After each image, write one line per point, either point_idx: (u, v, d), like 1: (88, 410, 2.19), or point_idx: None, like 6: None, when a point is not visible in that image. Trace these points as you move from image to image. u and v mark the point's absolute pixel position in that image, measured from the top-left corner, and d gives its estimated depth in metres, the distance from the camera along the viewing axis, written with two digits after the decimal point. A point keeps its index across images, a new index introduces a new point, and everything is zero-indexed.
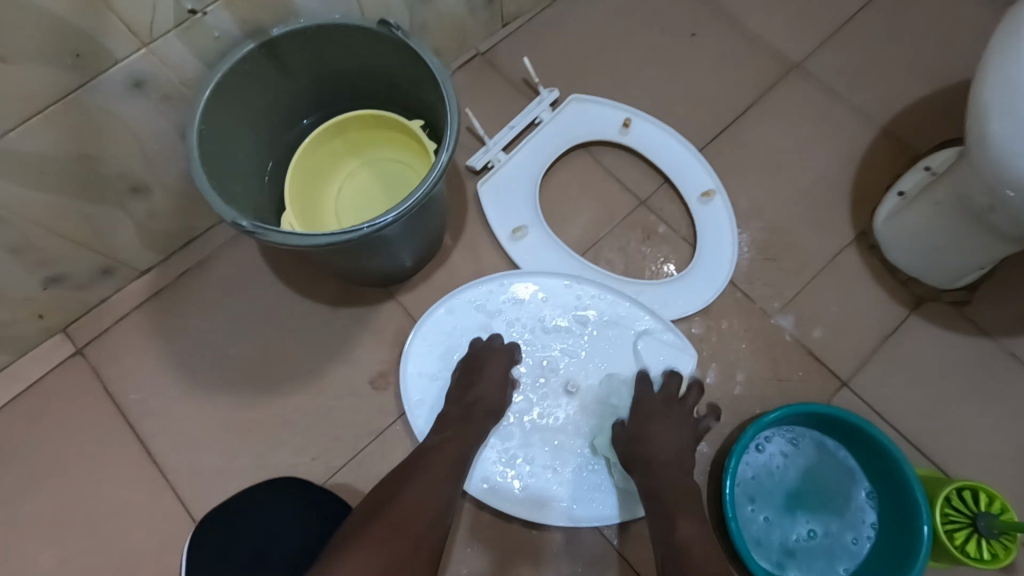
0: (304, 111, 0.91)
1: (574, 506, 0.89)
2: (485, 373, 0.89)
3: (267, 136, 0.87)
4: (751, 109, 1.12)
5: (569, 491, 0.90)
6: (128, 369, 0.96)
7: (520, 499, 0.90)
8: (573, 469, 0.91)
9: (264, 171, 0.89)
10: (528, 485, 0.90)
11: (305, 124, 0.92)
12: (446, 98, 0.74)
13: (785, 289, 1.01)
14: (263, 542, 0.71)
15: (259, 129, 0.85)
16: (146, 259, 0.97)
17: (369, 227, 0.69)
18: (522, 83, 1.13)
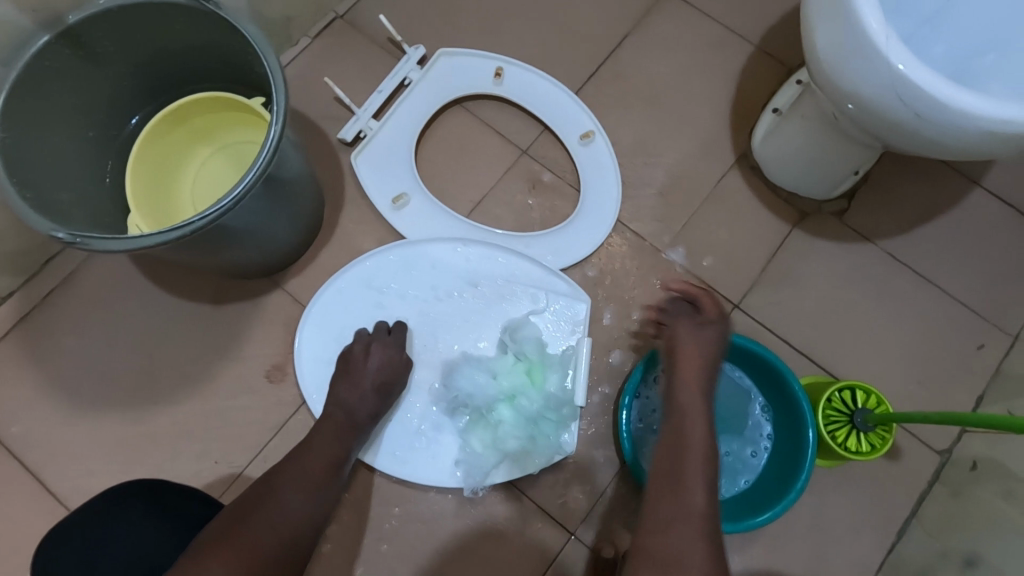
0: (132, 107, 0.84)
1: (520, 459, 0.87)
2: (367, 363, 0.85)
3: (94, 135, 0.81)
4: (626, 41, 1.10)
5: (513, 447, 0.87)
6: (5, 401, 0.92)
7: (468, 469, 0.87)
8: (504, 423, 0.87)
9: (104, 172, 0.82)
10: (471, 454, 0.88)
11: (136, 123, 0.86)
12: (269, 68, 0.69)
13: (674, 221, 1.01)
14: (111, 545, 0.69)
15: (80, 128, 0.78)
16: (3, 283, 0.92)
17: (200, 221, 0.65)
18: (386, 42, 1.07)
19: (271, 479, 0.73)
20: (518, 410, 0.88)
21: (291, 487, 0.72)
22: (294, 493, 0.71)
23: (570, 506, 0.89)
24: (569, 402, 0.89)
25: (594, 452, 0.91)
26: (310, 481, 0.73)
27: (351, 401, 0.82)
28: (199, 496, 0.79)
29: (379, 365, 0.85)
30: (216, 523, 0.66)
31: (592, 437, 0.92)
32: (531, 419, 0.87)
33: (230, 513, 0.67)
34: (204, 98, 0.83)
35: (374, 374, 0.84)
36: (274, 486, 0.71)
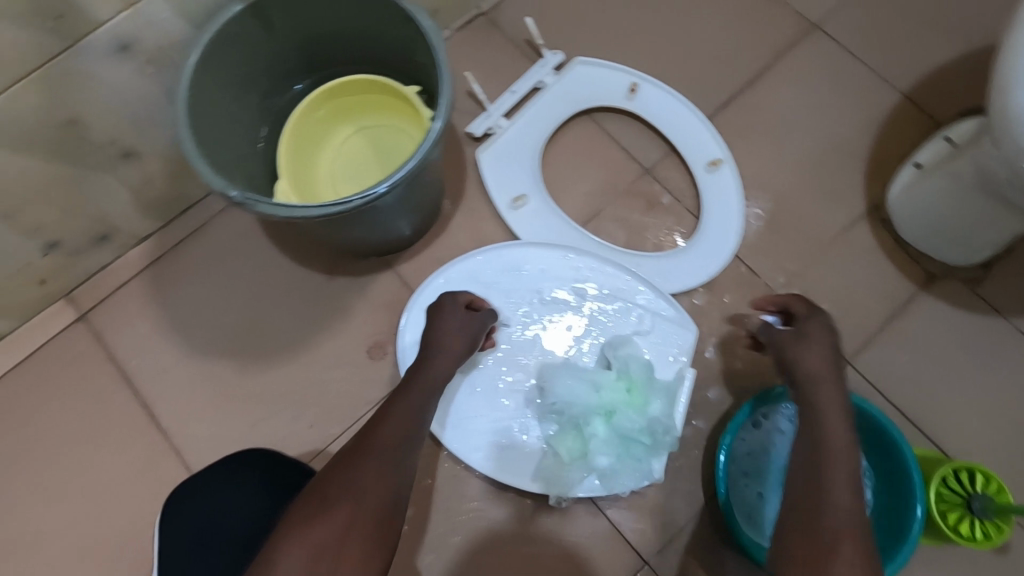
0: (295, 76, 0.87)
1: (602, 478, 0.86)
2: (443, 330, 0.80)
3: (258, 100, 0.84)
4: (765, 72, 1.07)
5: (598, 465, 0.86)
6: (130, 334, 0.98)
7: (546, 477, 0.87)
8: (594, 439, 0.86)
9: (259, 137, 0.86)
10: (552, 462, 0.87)
11: (298, 90, 0.89)
12: (440, 64, 0.71)
13: (790, 262, 0.98)
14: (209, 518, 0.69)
15: (249, 92, 0.82)
16: (143, 225, 0.98)
17: (359, 199, 0.68)
18: (524, 44, 1.08)
19: (349, 453, 0.61)
20: (614, 428, 0.86)
21: (371, 460, 0.60)
22: (376, 466, 0.60)
23: (650, 534, 0.88)
24: (670, 425, 0.85)
25: (678, 484, 0.90)
26: (395, 455, 0.62)
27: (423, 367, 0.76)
28: (301, 467, 0.82)
29: (453, 329, 0.81)
30: (293, 507, 0.56)
31: (679, 468, 0.90)
32: (621, 441, 0.86)
33: (336, 467, 0.59)
34: (359, 78, 0.86)
35: (452, 334, 0.80)
36: (353, 458, 0.60)
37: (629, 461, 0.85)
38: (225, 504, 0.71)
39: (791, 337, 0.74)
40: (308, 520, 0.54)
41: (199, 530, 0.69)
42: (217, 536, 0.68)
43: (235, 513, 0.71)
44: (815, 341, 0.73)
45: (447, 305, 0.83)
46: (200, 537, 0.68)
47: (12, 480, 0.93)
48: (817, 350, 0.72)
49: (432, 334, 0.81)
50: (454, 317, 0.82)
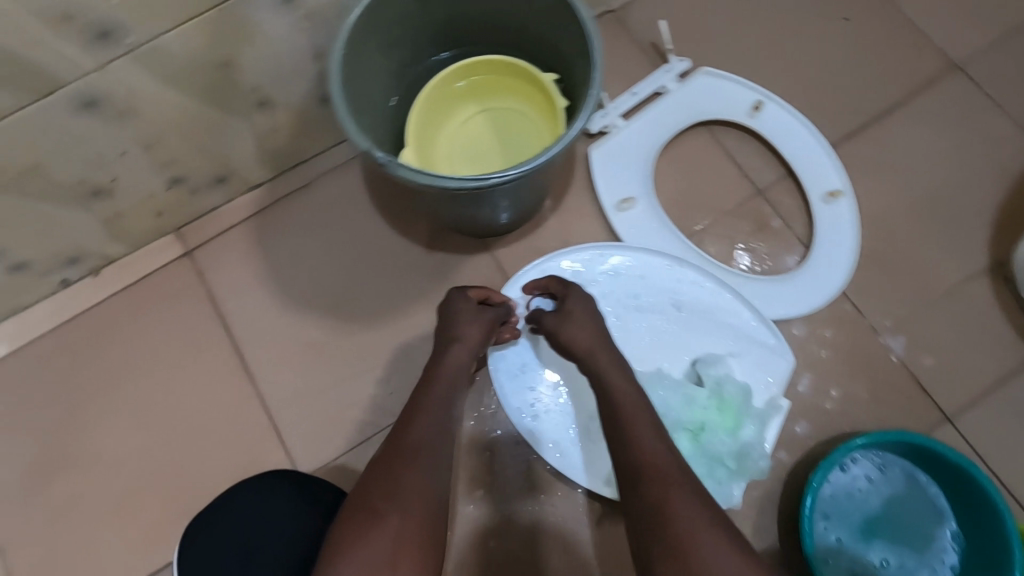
0: (442, 44, 0.88)
1: None
2: (462, 332, 0.76)
3: (400, 64, 0.86)
4: (897, 108, 1.03)
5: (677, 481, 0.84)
6: (230, 277, 1.01)
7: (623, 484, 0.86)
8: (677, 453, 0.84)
9: (390, 102, 0.87)
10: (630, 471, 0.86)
11: (441, 59, 0.90)
12: (595, 56, 0.71)
13: (899, 307, 0.94)
14: (250, 533, 0.70)
15: (394, 56, 0.83)
16: (258, 173, 1.01)
17: (498, 178, 0.69)
18: (650, 47, 1.07)
19: (385, 459, 0.60)
20: (701, 446, 0.84)
21: (408, 466, 0.59)
22: (413, 472, 0.59)
23: None
24: (763, 454, 0.84)
25: (753, 516, 0.87)
26: (432, 458, 0.61)
27: (441, 360, 0.73)
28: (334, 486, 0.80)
29: (465, 319, 0.77)
30: (338, 523, 0.56)
31: (756, 500, 0.87)
32: (705, 460, 0.84)
33: (369, 481, 0.58)
34: (497, 59, 0.86)
35: (476, 323, 0.78)
36: (389, 465, 0.59)
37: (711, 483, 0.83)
38: (269, 516, 0.71)
39: (559, 317, 0.77)
40: (355, 536, 0.53)
41: (238, 546, 0.69)
42: (256, 554, 0.69)
43: (272, 529, 0.70)
44: (572, 319, 0.76)
45: (463, 304, 0.79)
46: (241, 554, 0.69)
47: (106, 397, 0.98)
48: (603, 320, 0.77)
49: (443, 330, 0.77)
50: (468, 310, 0.78)
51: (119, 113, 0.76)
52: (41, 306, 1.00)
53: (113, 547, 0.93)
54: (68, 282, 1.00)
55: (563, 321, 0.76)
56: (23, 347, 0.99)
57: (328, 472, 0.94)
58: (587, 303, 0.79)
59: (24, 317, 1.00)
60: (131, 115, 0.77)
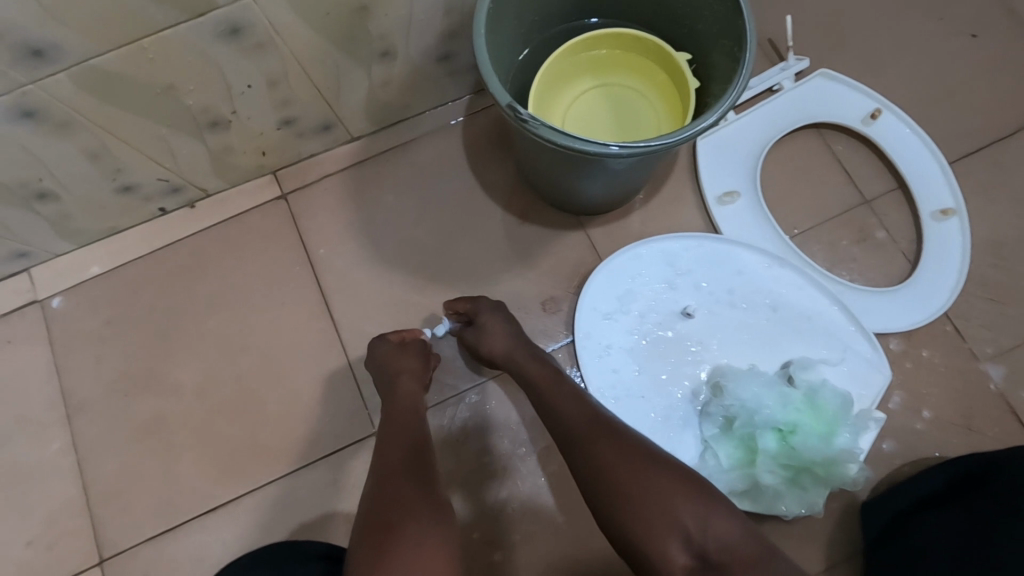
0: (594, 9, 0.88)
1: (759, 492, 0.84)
2: (394, 368, 0.85)
3: (540, 22, 0.86)
4: (1019, 132, 1.00)
5: (758, 480, 0.83)
6: (322, 224, 1.02)
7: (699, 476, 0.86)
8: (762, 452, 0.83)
9: (519, 58, 0.88)
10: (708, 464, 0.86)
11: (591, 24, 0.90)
12: (748, 37, 0.70)
13: (1002, 335, 0.91)
14: None
15: (537, 13, 0.84)
16: (361, 125, 1.01)
17: (621, 148, 0.67)
18: (767, 43, 1.04)
19: (379, 478, 0.66)
20: (789, 448, 0.83)
21: (399, 481, 0.65)
22: (400, 485, 0.64)
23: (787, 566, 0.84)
24: (857, 464, 0.83)
25: (829, 527, 0.85)
26: (419, 467, 0.67)
27: (397, 392, 0.82)
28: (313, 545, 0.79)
29: (401, 356, 0.87)
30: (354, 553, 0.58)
31: (834, 511, 0.86)
32: (789, 463, 0.83)
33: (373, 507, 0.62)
34: (635, 34, 0.85)
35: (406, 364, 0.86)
36: (386, 484, 0.64)
37: (793, 487, 0.83)
38: None
39: (476, 338, 0.86)
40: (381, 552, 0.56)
41: None
42: None
43: None
44: (494, 333, 0.84)
45: (380, 346, 0.89)
46: None
47: (190, 326, 0.99)
48: (492, 338, 0.84)
49: (379, 376, 0.87)
50: (397, 352, 0.88)
51: (257, 45, 0.76)
52: (138, 231, 1.02)
53: (184, 473, 0.94)
54: (164, 211, 1.02)
55: (483, 341, 0.85)
56: (116, 268, 1.01)
57: None
58: (499, 316, 0.87)
59: (121, 239, 1.02)
60: (268, 48, 0.77)
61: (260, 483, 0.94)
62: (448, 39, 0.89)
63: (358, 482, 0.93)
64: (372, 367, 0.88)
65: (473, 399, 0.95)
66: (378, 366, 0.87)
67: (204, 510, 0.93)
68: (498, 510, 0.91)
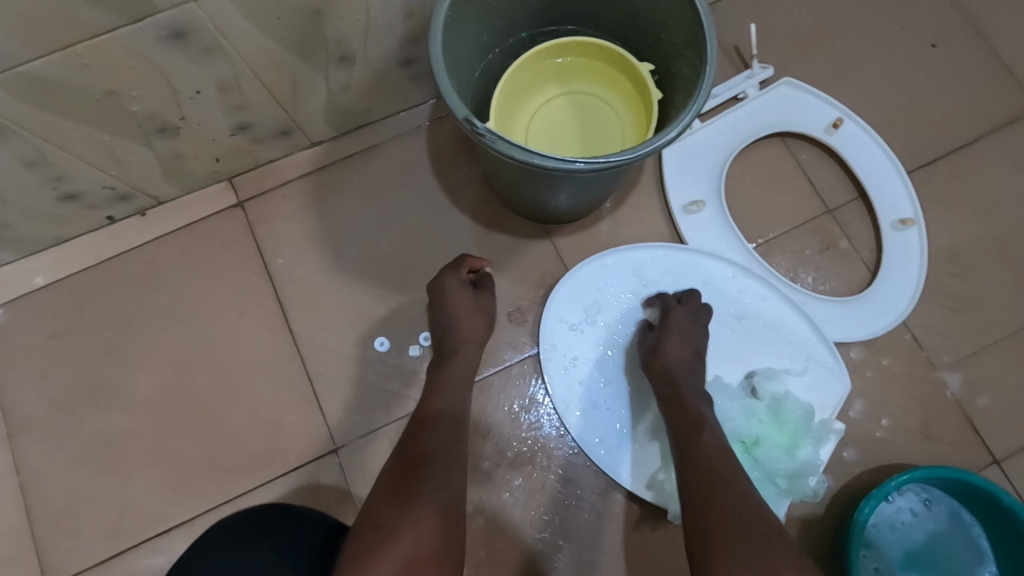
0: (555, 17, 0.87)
1: None
2: (466, 321, 0.83)
3: (501, 29, 0.84)
4: (976, 142, 1.01)
5: None
6: (281, 233, 0.99)
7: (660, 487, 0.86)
8: None
9: (481, 65, 0.86)
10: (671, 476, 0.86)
11: (552, 31, 0.89)
12: (707, 51, 0.69)
13: (960, 343, 0.93)
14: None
15: (499, 19, 0.82)
16: (323, 130, 0.98)
17: (582, 164, 0.66)
18: (732, 51, 1.04)
19: (400, 466, 0.64)
20: (753, 459, 0.84)
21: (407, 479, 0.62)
22: (424, 480, 0.62)
23: None
24: (818, 477, 0.83)
25: (792, 536, 0.86)
26: (441, 464, 0.64)
27: (456, 357, 0.80)
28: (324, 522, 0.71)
29: (471, 315, 0.84)
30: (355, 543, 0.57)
31: (796, 520, 0.86)
32: (751, 475, 0.83)
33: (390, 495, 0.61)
34: (598, 43, 0.84)
35: (477, 315, 0.84)
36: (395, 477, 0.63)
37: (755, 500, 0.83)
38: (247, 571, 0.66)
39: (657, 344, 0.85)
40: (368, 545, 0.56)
41: None
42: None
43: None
44: (674, 352, 0.83)
45: (450, 281, 0.86)
46: None
47: (141, 340, 0.95)
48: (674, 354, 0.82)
49: (443, 312, 0.85)
50: (463, 295, 0.85)
51: (205, 50, 0.73)
52: (85, 240, 0.97)
53: (137, 494, 0.90)
54: (114, 219, 0.97)
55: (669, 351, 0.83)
56: (62, 279, 0.96)
57: (363, 443, 0.92)
58: (687, 333, 0.85)
59: (66, 248, 0.97)
60: (216, 53, 0.74)
61: (217, 503, 0.90)
62: (409, 44, 0.87)
63: (320, 499, 0.91)
64: (440, 299, 0.85)
65: None
66: (446, 302, 0.84)
67: (158, 531, 0.89)
68: (464, 526, 0.88)
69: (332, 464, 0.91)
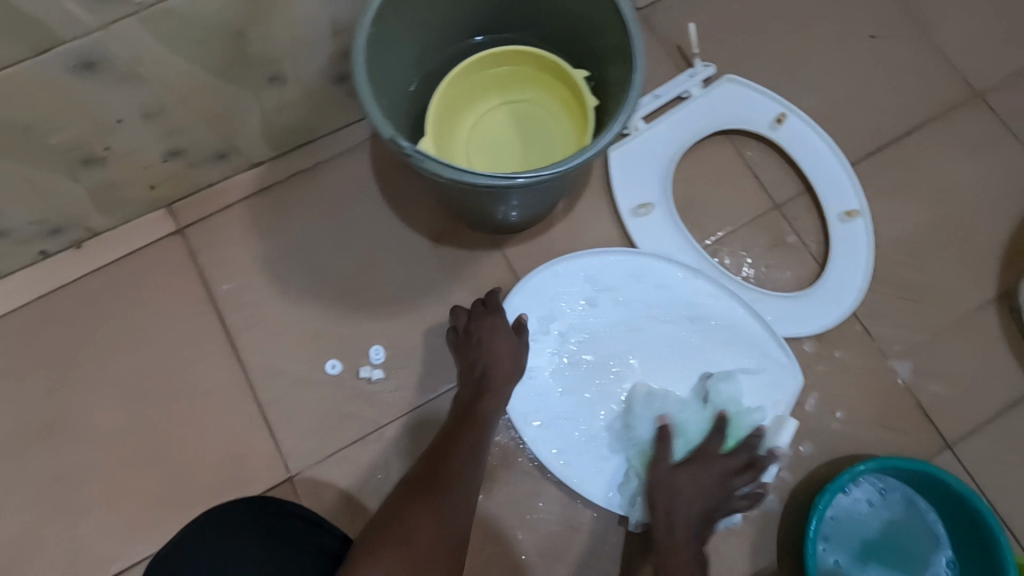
0: (478, 28, 0.85)
1: None
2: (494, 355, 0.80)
3: (430, 44, 0.82)
4: (918, 130, 1.03)
5: None
6: (224, 258, 0.96)
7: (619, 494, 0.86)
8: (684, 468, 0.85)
9: (412, 84, 0.84)
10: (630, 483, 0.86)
11: (476, 43, 0.87)
12: (634, 60, 0.68)
13: (909, 331, 0.94)
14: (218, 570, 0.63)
15: (426, 35, 0.80)
16: (262, 151, 0.95)
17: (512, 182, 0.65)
18: (675, 49, 1.04)
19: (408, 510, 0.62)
20: None
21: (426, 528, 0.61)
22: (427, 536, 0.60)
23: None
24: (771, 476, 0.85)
25: (753, 534, 0.87)
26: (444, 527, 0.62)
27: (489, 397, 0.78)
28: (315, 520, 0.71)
29: (497, 340, 0.81)
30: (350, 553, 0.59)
31: (755, 518, 0.87)
32: None
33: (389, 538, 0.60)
34: (528, 52, 0.83)
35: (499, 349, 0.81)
36: (409, 505, 0.63)
37: None
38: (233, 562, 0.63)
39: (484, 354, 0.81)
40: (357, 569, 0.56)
41: None
42: None
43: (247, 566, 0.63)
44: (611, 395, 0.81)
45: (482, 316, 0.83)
46: None
47: (83, 377, 0.92)
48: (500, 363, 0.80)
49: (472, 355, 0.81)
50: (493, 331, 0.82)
51: (122, 79, 0.71)
52: (18, 276, 0.94)
53: (85, 536, 0.88)
54: (47, 253, 0.93)
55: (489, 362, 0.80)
56: None
57: (320, 469, 0.90)
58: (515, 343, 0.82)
59: None
60: (135, 80, 0.72)
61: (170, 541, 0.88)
62: (342, 59, 0.85)
63: None
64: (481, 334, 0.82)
65: (393, 433, 0.91)
66: (481, 335, 0.81)
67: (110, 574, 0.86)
68: None
69: (288, 493, 0.89)
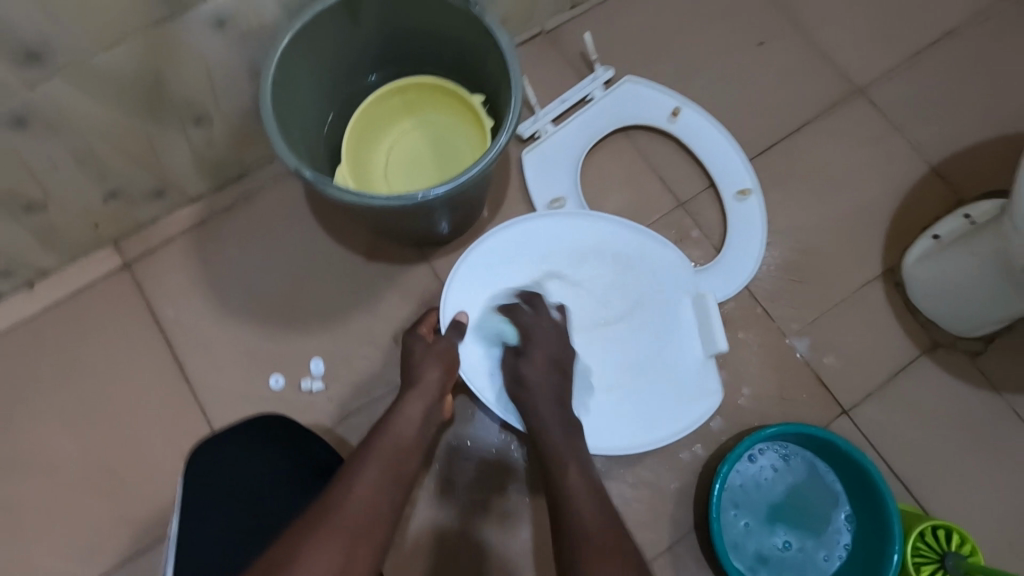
0: (370, 67, 0.93)
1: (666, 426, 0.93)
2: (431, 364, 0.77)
3: (336, 81, 0.90)
4: (806, 127, 1.12)
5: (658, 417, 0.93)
6: (168, 288, 1.02)
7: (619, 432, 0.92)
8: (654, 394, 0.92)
9: (325, 121, 0.92)
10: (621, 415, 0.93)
11: (372, 80, 0.95)
12: (512, 83, 0.77)
13: (805, 310, 1.03)
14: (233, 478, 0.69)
15: (331, 73, 0.88)
16: (198, 185, 1.02)
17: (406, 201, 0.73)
18: (579, 56, 1.13)
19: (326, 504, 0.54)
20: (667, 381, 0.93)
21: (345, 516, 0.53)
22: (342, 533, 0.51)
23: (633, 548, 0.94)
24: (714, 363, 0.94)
25: (670, 506, 0.95)
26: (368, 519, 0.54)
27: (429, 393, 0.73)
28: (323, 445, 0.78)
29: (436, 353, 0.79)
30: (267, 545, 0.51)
31: (672, 491, 0.95)
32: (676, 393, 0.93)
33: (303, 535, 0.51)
34: (426, 80, 0.92)
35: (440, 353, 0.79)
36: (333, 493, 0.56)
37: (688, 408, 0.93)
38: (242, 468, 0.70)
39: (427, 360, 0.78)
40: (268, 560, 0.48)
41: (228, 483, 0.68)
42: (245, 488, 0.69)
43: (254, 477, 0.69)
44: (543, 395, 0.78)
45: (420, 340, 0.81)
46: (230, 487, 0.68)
47: (37, 408, 0.98)
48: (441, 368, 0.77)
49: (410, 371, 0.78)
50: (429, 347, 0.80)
51: (49, 128, 0.77)
52: None
53: (48, 556, 0.93)
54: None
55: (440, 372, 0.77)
56: None
57: None
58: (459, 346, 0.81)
59: None
60: (63, 129, 0.78)
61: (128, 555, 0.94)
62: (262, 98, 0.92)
63: None
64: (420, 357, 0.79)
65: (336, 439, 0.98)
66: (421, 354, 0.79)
67: None
68: None
69: None
